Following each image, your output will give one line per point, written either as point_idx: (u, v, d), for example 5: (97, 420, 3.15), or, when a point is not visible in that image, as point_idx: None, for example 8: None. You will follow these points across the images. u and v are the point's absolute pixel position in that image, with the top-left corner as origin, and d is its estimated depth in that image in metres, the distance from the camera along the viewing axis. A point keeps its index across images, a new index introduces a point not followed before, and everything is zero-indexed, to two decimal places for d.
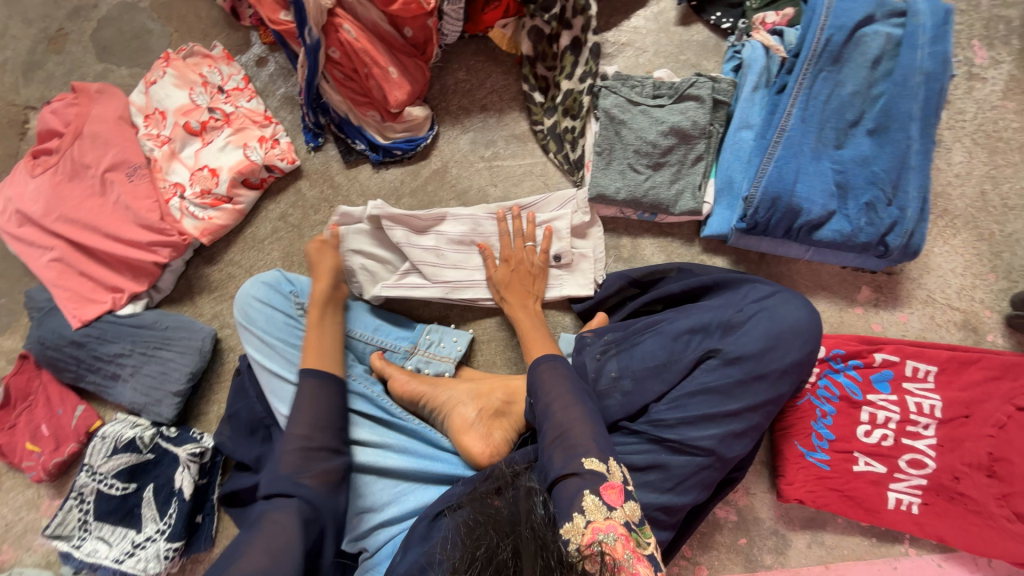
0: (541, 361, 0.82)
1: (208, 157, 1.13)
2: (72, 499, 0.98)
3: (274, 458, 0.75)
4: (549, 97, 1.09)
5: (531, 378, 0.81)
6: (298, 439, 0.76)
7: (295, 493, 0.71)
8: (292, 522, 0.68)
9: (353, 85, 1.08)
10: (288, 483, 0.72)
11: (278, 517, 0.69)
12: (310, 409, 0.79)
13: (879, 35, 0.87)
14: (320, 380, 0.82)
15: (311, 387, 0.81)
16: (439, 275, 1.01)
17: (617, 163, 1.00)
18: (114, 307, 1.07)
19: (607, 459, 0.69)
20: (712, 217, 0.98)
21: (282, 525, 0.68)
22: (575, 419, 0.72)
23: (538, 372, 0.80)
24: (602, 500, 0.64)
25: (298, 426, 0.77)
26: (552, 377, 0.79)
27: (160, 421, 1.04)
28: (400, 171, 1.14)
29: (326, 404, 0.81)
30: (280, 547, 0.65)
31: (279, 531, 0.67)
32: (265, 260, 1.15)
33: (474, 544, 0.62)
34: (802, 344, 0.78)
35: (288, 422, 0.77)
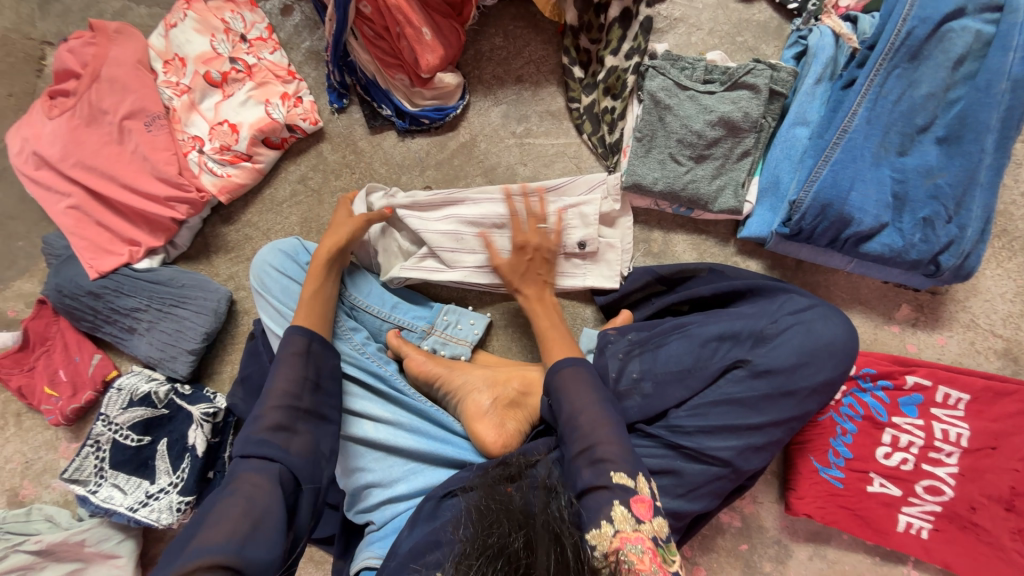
0: (563, 364, 0.77)
1: (228, 112, 1.08)
2: (88, 447, 1.00)
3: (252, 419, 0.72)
4: (590, 72, 1.02)
5: (551, 382, 0.77)
6: (279, 400, 0.73)
7: (275, 458, 0.68)
8: (270, 488, 0.65)
9: (383, 44, 1.02)
10: (264, 444, 0.69)
11: (254, 482, 0.65)
12: (296, 372, 0.77)
13: (966, 32, 0.79)
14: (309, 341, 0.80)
15: (294, 348, 0.78)
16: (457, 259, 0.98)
17: (657, 151, 0.94)
18: (131, 261, 1.06)
19: (635, 474, 0.67)
20: (753, 217, 0.92)
21: (261, 487, 0.65)
22: (604, 433, 0.69)
23: (558, 377, 0.76)
24: (631, 512, 0.64)
25: (282, 382, 0.75)
26: (575, 384, 0.74)
27: (174, 377, 1.05)
28: (426, 142, 1.09)
29: (312, 363, 0.79)
30: (256, 514, 0.62)
31: (258, 497, 0.64)
32: (283, 224, 1.12)
33: (486, 530, 0.62)
34: (835, 363, 0.75)
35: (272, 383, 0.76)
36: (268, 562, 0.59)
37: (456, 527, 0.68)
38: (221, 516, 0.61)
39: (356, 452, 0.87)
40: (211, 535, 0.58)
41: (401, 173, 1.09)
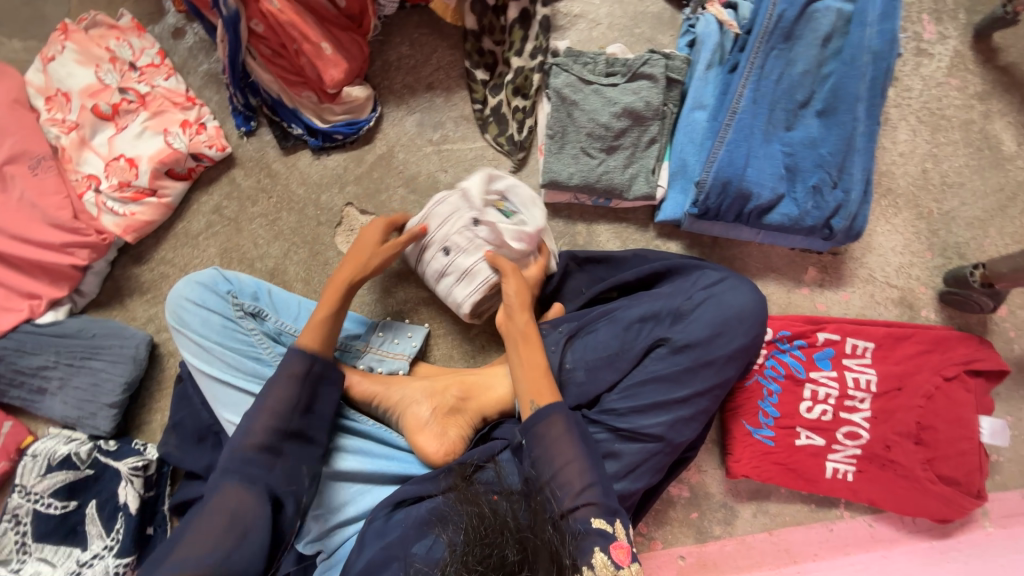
0: (552, 415, 0.74)
1: (124, 145, 1.02)
2: (6, 523, 0.93)
3: (241, 430, 0.73)
4: (496, 74, 1.03)
5: (535, 431, 0.74)
6: (267, 423, 0.73)
7: (259, 477, 0.70)
8: (255, 502, 0.68)
9: (283, 62, 0.99)
10: (251, 463, 0.70)
11: (239, 496, 0.68)
12: (285, 394, 0.75)
13: (830, 11, 0.86)
14: (314, 363, 0.78)
15: (295, 367, 0.77)
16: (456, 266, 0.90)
17: (569, 147, 0.96)
18: (32, 316, 0.99)
19: (614, 519, 0.70)
20: (666, 201, 0.96)
21: (244, 502, 0.68)
22: (586, 487, 0.71)
23: (541, 433, 0.73)
24: (610, 559, 0.67)
25: (271, 404, 0.74)
26: (561, 436, 0.73)
27: (97, 434, 0.99)
28: (343, 157, 1.07)
29: (308, 388, 0.78)
30: (239, 529, 0.66)
31: (241, 509, 0.67)
32: (200, 257, 1.07)
33: (484, 545, 0.64)
34: (747, 329, 0.80)
35: (263, 395, 0.75)
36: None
37: (441, 529, 0.71)
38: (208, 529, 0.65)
39: None
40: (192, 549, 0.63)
41: (320, 193, 1.07)
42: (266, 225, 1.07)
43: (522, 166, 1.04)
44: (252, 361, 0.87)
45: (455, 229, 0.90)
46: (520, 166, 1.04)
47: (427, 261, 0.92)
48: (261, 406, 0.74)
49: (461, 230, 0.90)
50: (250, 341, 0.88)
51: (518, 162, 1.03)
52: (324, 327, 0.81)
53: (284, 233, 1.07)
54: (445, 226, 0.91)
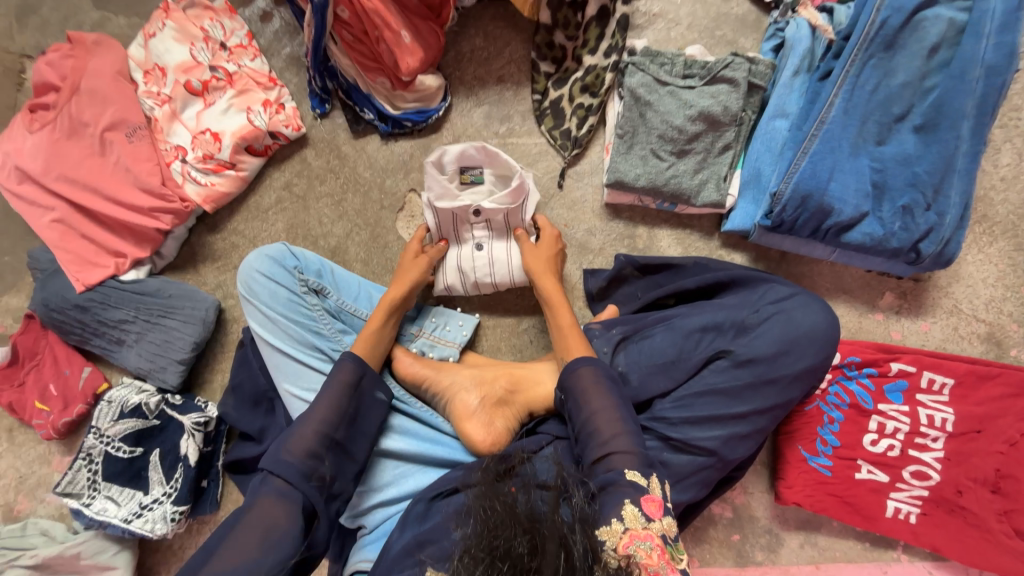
0: (581, 365, 0.76)
1: (210, 120, 1.08)
2: (80, 460, 1.00)
3: (285, 438, 0.73)
4: (563, 68, 1.03)
5: (569, 383, 0.76)
6: (315, 427, 0.74)
7: (298, 486, 0.70)
8: (290, 509, 0.69)
9: (363, 48, 1.02)
10: (293, 471, 0.70)
11: (276, 505, 0.68)
12: (334, 402, 0.78)
13: (940, 20, 0.80)
14: (362, 374, 0.81)
15: (345, 378, 0.80)
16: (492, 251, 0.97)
17: (638, 148, 0.94)
18: (117, 272, 1.06)
19: (647, 474, 0.68)
20: (735, 211, 0.93)
21: (279, 517, 0.68)
22: (614, 433, 0.71)
23: (573, 376, 0.76)
24: (641, 511, 0.65)
25: (322, 410, 0.76)
26: (594, 387, 0.74)
27: (165, 388, 1.06)
28: (410, 144, 1.09)
29: (355, 398, 0.80)
30: (272, 534, 0.66)
31: (275, 514, 0.68)
32: (269, 231, 1.12)
33: (492, 532, 0.62)
34: (816, 350, 0.77)
35: (314, 402, 0.77)
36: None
37: (458, 525, 0.69)
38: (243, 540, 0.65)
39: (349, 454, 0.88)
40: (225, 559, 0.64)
41: (385, 177, 1.09)
42: (332, 204, 1.11)
43: (575, 163, 1.04)
44: (312, 335, 0.91)
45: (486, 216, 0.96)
46: (573, 161, 1.03)
47: (458, 264, 0.97)
48: (311, 412, 0.76)
49: (498, 205, 0.94)
50: (312, 316, 0.91)
51: (570, 159, 1.03)
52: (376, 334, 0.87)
53: (348, 214, 1.10)
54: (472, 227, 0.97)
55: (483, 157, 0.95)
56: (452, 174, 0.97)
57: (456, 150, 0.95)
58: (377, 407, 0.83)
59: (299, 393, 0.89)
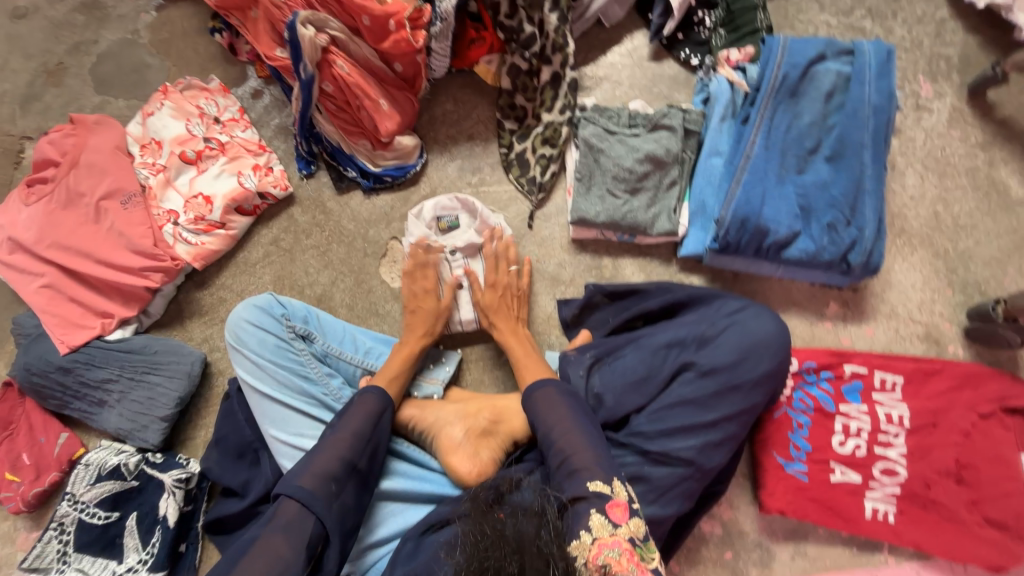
0: (539, 389, 0.83)
1: (202, 185, 1.16)
2: (51, 530, 0.97)
3: (306, 462, 0.77)
4: (525, 125, 1.16)
5: (528, 406, 0.83)
6: (337, 453, 0.78)
7: (313, 510, 0.74)
8: (297, 539, 0.72)
9: (345, 116, 1.14)
10: (311, 494, 0.74)
11: (287, 531, 0.72)
12: (354, 429, 0.81)
13: (830, 72, 0.97)
14: (383, 409, 0.85)
15: (368, 406, 0.84)
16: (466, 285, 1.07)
17: (596, 188, 1.05)
18: (103, 332, 1.09)
19: (610, 480, 0.72)
20: (688, 237, 1.03)
21: (286, 544, 0.71)
22: (575, 444, 0.76)
23: (533, 398, 0.82)
24: (608, 519, 0.69)
25: (344, 436, 0.80)
26: (549, 404, 0.81)
27: (145, 446, 1.04)
28: (390, 197, 1.19)
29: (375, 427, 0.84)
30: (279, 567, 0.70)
31: (282, 545, 0.71)
32: (256, 284, 1.17)
33: (481, 556, 0.63)
34: (770, 359, 0.83)
35: (335, 428, 0.81)
36: None
37: (449, 554, 0.69)
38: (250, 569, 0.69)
39: None
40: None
41: (368, 228, 1.18)
42: (317, 255, 1.17)
43: (542, 205, 1.14)
44: (299, 379, 0.93)
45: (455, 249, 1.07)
46: (540, 204, 1.14)
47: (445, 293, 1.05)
48: (331, 439, 0.80)
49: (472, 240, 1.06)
50: (299, 360, 0.94)
51: (537, 202, 1.14)
52: (397, 374, 0.92)
53: (333, 263, 1.17)
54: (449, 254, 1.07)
55: (459, 207, 1.09)
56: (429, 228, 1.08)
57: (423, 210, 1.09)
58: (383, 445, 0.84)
59: (285, 438, 0.90)
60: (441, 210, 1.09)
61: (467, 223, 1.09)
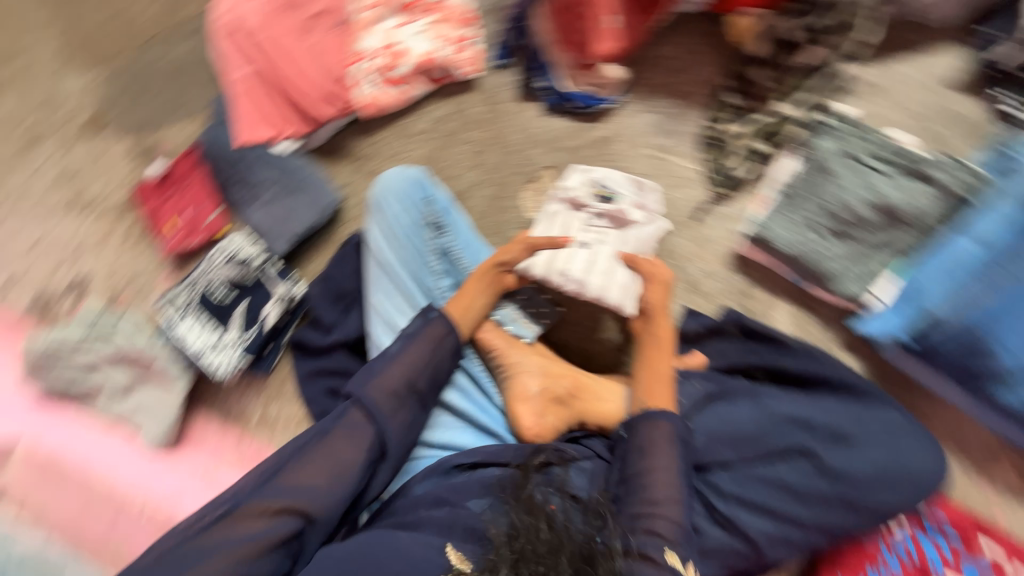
0: (660, 418, 0.74)
1: (403, 37, 1.14)
2: (184, 285, 1.12)
3: (373, 377, 0.77)
4: (750, 105, 0.99)
5: (637, 428, 0.75)
6: (402, 374, 0.77)
7: (373, 425, 0.74)
8: (358, 448, 0.72)
9: (567, 19, 1.06)
10: (375, 408, 0.74)
11: (348, 441, 0.72)
12: (422, 354, 0.80)
13: None
14: (451, 334, 0.83)
15: (435, 331, 0.82)
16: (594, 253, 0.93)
17: (797, 212, 0.90)
18: (273, 139, 1.16)
19: (685, 560, 0.65)
20: (877, 315, 0.86)
21: (347, 451, 0.71)
22: (666, 498, 0.68)
23: (646, 423, 0.74)
24: None
25: (411, 358, 0.79)
26: (660, 442, 0.72)
27: (270, 253, 1.16)
28: (566, 124, 1.09)
29: (439, 354, 0.81)
30: (338, 467, 0.70)
31: (344, 451, 0.71)
32: (407, 154, 1.18)
33: (535, 545, 0.60)
34: (908, 494, 0.72)
35: (405, 347, 0.80)
36: (331, 515, 0.69)
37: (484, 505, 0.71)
38: (311, 467, 0.70)
39: None
40: (297, 475, 0.69)
41: (531, 145, 1.11)
42: (472, 151, 1.14)
43: (720, 202, 1.00)
44: (418, 264, 0.94)
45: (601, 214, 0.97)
46: (718, 200, 1.00)
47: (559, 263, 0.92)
48: (399, 358, 0.78)
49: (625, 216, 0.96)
50: (425, 247, 0.95)
51: (718, 197, 1.00)
52: (473, 298, 0.88)
53: (483, 166, 1.13)
54: (589, 214, 0.98)
55: (628, 185, 0.99)
56: (588, 188, 0.99)
57: (575, 173, 1.02)
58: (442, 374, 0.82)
59: (384, 310, 0.93)
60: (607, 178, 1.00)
61: (631, 194, 0.98)
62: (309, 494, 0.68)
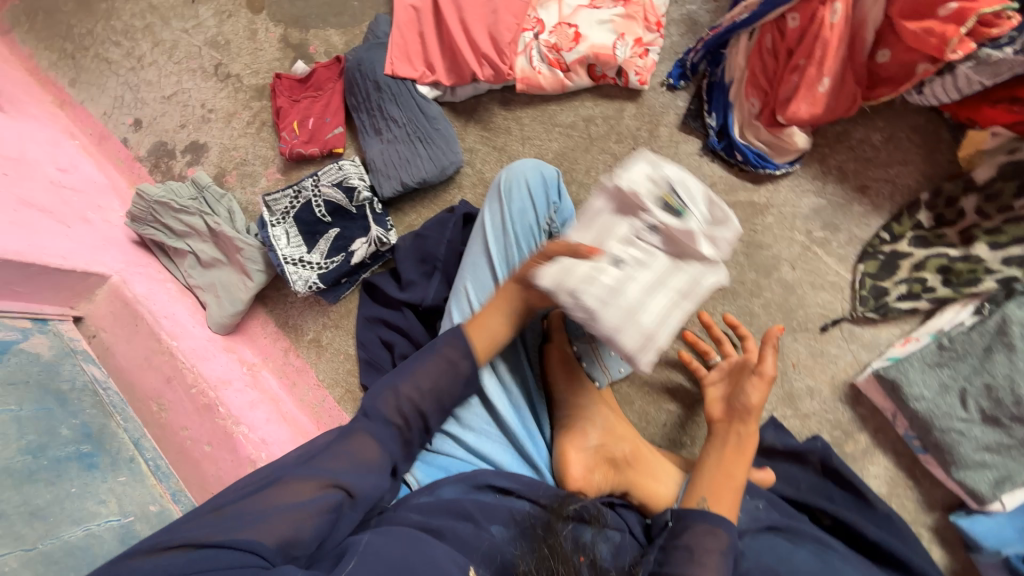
0: (715, 519, 0.69)
1: (584, 20, 1.07)
2: (292, 191, 1.15)
3: (386, 387, 0.74)
4: (939, 232, 0.85)
5: (682, 523, 0.70)
6: (410, 390, 0.73)
7: (387, 430, 0.71)
8: (376, 449, 0.70)
9: (770, 63, 0.93)
10: (387, 418, 0.72)
11: (369, 441, 0.70)
12: (437, 377, 0.75)
13: None
14: (466, 359, 0.76)
15: (449, 354, 0.76)
16: (623, 285, 0.71)
17: (947, 373, 0.78)
18: (418, 80, 1.14)
19: None
20: (988, 518, 0.75)
21: (369, 450, 0.70)
22: None
23: (693, 521, 0.69)
24: None
25: (423, 374, 0.74)
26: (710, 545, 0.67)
27: (376, 191, 1.14)
28: (720, 173, 0.99)
29: (453, 377, 0.76)
30: (360, 462, 0.69)
31: (365, 449, 0.70)
32: (542, 143, 1.11)
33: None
34: None
35: (415, 364, 0.75)
36: (364, 501, 0.67)
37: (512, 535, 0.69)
38: (336, 457, 0.68)
39: None
40: (322, 465, 0.68)
41: None
42: (608, 166, 1.06)
43: (859, 323, 0.88)
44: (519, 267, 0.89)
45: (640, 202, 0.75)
46: (857, 320, 0.88)
47: (574, 278, 0.70)
48: (411, 376, 0.74)
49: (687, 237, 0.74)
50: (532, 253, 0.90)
51: (859, 318, 0.88)
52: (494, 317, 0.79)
53: None
54: (642, 222, 0.75)
55: (701, 203, 0.78)
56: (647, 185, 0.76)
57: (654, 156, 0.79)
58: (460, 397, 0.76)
59: (470, 297, 0.90)
60: (665, 181, 0.77)
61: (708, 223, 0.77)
62: (335, 482, 0.66)
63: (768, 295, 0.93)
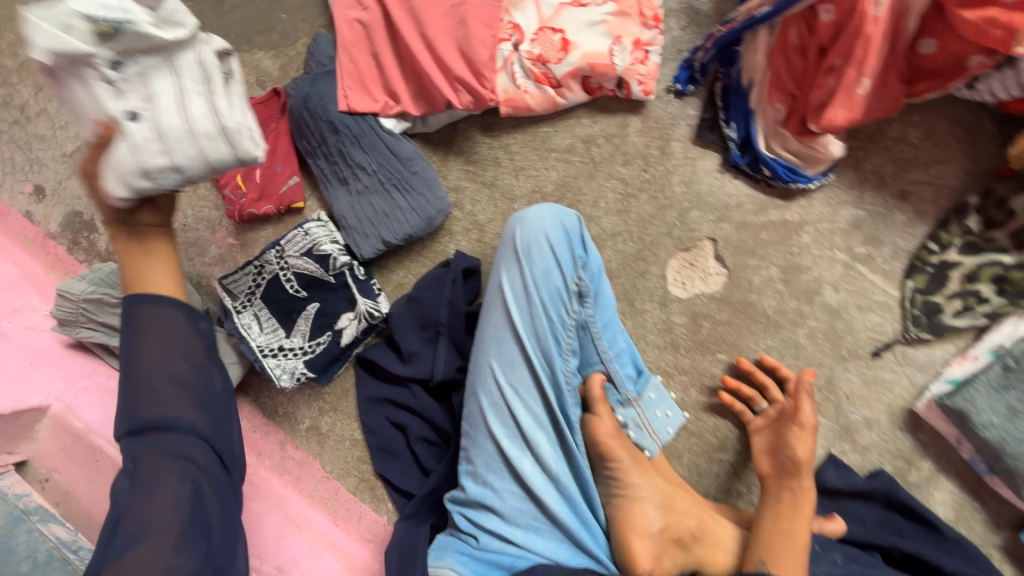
0: None
1: (570, 22, 0.90)
2: (252, 267, 0.97)
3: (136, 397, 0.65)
4: (988, 235, 0.79)
5: None
6: (169, 378, 0.65)
7: (170, 418, 0.64)
8: (173, 447, 0.63)
9: (798, 61, 0.81)
10: (170, 416, 0.64)
11: (168, 458, 0.62)
12: (157, 343, 0.67)
13: None
14: (175, 309, 0.70)
15: (161, 325, 0.68)
16: (159, 117, 0.61)
17: (1015, 394, 0.74)
18: (381, 112, 0.95)
19: None
20: None
21: (172, 460, 0.63)
22: None
23: None
24: None
25: (168, 366, 0.66)
26: None
27: (355, 254, 0.97)
28: (744, 191, 0.89)
29: (176, 331, 0.69)
30: (175, 474, 0.62)
31: (171, 468, 0.62)
32: (540, 173, 0.96)
33: None
34: None
35: (146, 369, 0.66)
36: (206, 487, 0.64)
37: None
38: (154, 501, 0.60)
39: (500, 469, 0.79)
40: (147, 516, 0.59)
41: (695, 206, 0.90)
42: (619, 192, 0.93)
43: (913, 344, 0.83)
44: (550, 338, 0.77)
45: (167, 45, 0.61)
46: (910, 342, 0.83)
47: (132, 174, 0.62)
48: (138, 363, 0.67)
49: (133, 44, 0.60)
50: (563, 320, 0.77)
51: (914, 340, 0.82)
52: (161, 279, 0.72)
53: (627, 214, 0.92)
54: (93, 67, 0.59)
55: None
56: (80, 25, 0.58)
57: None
58: (174, 324, 0.69)
59: (499, 379, 0.79)
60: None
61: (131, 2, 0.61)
62: (172, 507, 0.60)
63: (813, 323, 0.86)
